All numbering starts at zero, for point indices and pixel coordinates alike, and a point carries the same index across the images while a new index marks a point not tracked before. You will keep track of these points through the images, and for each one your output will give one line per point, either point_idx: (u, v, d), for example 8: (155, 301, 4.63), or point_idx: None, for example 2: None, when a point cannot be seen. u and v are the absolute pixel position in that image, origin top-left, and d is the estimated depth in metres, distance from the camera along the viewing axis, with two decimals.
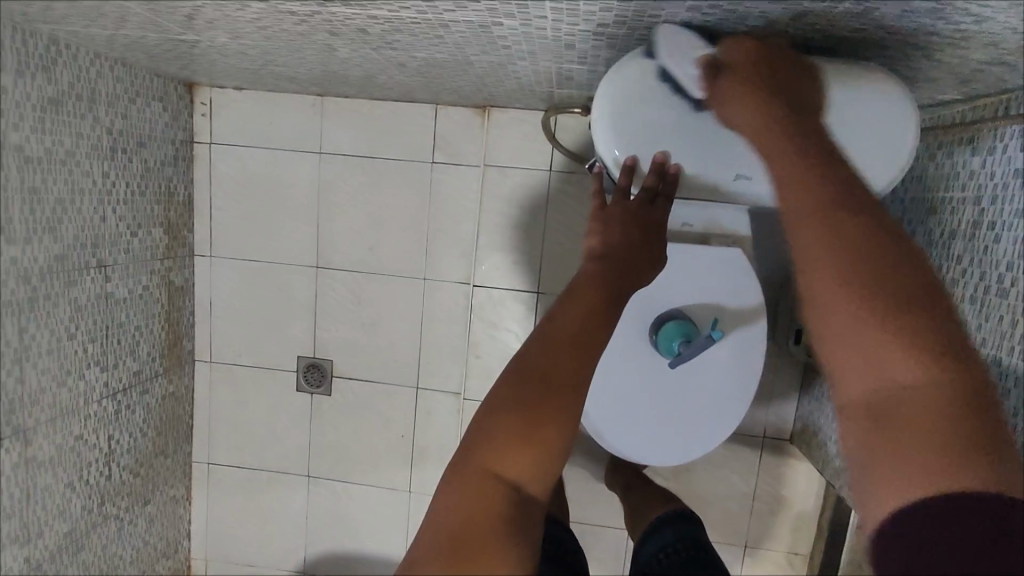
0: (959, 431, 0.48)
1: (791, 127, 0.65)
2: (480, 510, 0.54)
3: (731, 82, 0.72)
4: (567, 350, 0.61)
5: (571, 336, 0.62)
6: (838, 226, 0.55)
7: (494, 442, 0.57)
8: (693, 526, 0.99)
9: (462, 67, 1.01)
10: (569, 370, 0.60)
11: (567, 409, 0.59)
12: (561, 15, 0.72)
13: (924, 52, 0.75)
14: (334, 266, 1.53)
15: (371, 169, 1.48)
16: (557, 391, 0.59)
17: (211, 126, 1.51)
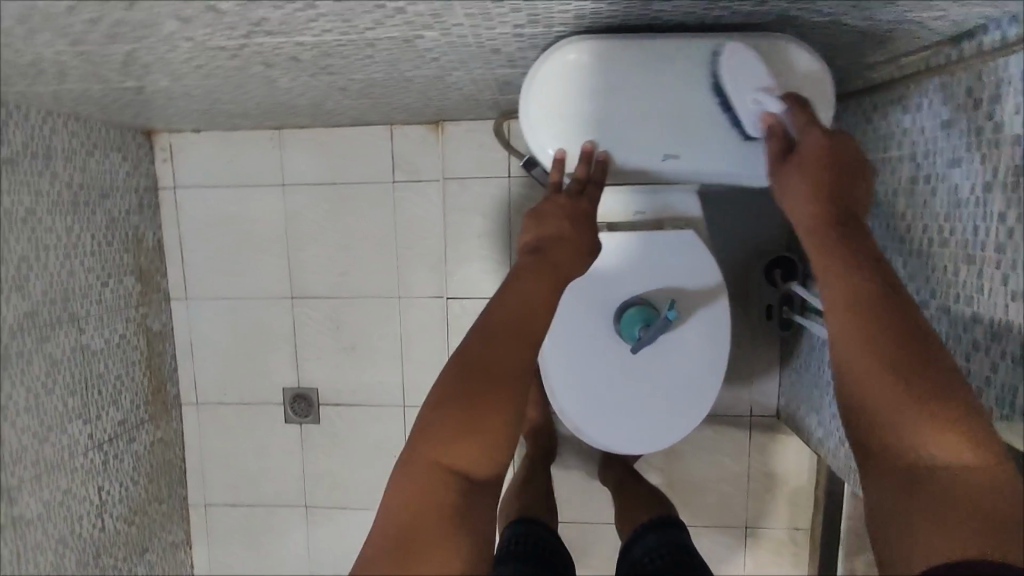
0: (992, 505, 0.60)
1: (838, 217, 0.77)
2: (430, 507, 0.56)
3: (802, 156, 0.79)
4: (505, 341, 0.62)
5: (509, 327, 0.63)
6: (879, 323, 0.69)
7: (439, 441, 0.58)
8: (676, 533, 0.94)
9: (401, 83, 1.03)
10: (510, 362, 0.61)
11: (509, 399, 0.60)
12: (476, 21, 0.74)
13: (830, 17, 0.76)
14: (309, 294, 1.54)
15: (334, 196, 1.50)
16: (502, 384, 0.60)
17: (174, 171, 1.53)
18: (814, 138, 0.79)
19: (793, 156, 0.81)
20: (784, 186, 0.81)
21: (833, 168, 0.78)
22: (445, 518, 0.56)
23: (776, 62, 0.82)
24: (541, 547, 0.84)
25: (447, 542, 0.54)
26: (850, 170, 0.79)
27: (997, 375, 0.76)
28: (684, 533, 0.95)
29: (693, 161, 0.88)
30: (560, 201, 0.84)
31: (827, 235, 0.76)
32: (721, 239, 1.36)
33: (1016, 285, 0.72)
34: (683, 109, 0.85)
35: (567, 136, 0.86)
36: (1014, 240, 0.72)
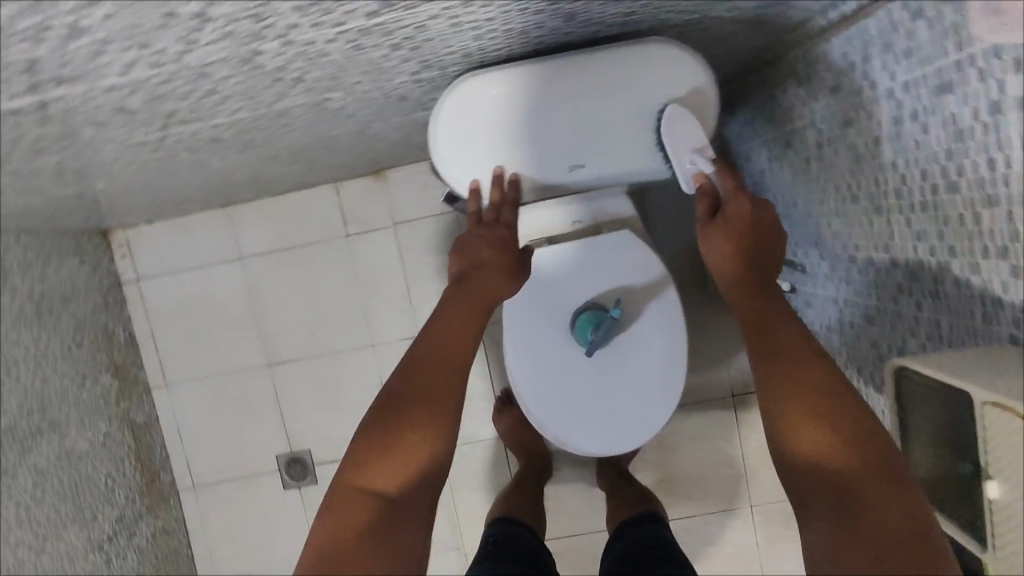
0: (923, 555, 0.52)
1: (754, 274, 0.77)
2: (356, 525, 0.59)
3: (729, 219, 0.78)
4: (427, 371, 0.71)
5: (431, 358, 0.73)
6: (793, 352, 0.68)
7: (368, 463, 0.64)
8: (657, 529, 0.97)
9: (327, 144, 1.08)
10: (429, 388, 0.70)
11: (431, 419, 0.68)
12: (373, 76, 0.78)
13: (702, 16, 0.81)
14: (285, 359, 1.57)
15: (293, 259, 1.54)
16: (425, 406, 0.69)
17: (134, 265, 1.57)
18: (739, 203, 0.78)
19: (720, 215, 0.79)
20: (706, 241, 0.80)
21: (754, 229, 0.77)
22: (369, 536, 0.58)
23: (652, 62, 0.83)
24: (519, 545, 0.85)
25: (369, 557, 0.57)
26: (770, 237, 0.78)
27: (922, 313, 0.80)
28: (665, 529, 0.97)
29: (599, 168, 0.91)
30: (480, 232, 0.87)
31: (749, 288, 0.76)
32: (666, 232, 1.41)
33: (920, 227, 0.77)
34: (592, 125, 0.86)
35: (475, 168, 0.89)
36: (911, 186, 0.77)
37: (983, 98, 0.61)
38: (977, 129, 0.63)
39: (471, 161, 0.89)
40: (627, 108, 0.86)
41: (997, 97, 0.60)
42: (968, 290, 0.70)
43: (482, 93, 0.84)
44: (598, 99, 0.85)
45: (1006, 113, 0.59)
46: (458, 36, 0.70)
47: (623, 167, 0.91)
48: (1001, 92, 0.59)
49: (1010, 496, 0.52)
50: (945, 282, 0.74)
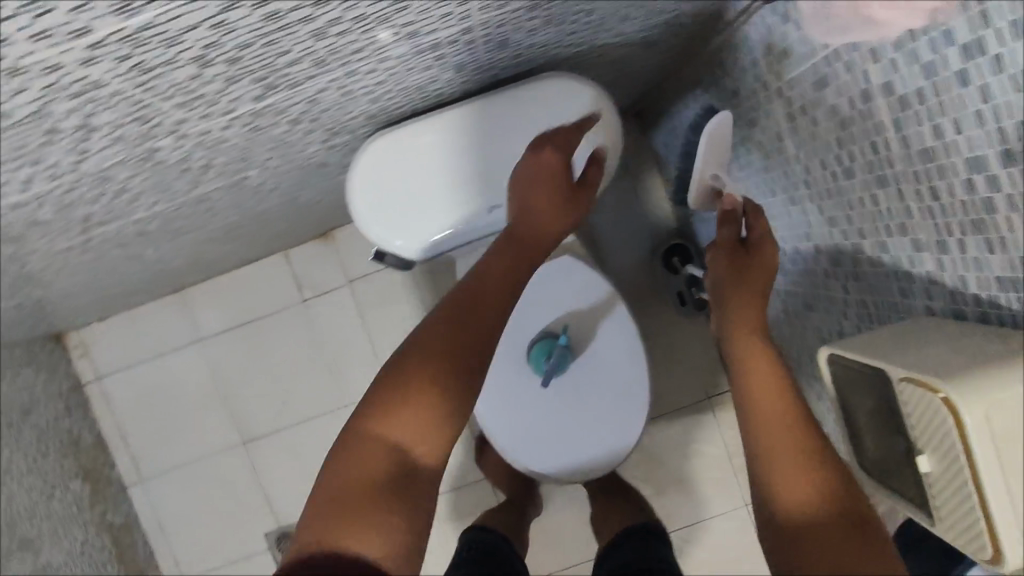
0: None
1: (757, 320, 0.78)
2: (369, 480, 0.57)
3: (756, 256, 0.79)
4: (459, 325, 0.67)
5: (467, 310, 0.69)
6: (779, 405, 0.69)
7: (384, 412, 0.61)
8: (654, 544, 0.95)
9: (260, 218, 1.09)
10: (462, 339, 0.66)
11: (461, 374, 0.65)
12: (284, 150, 0.80)
13: (593, 46, 0.85)
14: (259, 433, 1.54)
15: (253, 332, 1.53)
16: (457, 362, 0.65)
17: (93, 363, 1.55)
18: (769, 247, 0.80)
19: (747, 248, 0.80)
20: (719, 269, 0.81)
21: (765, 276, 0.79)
22: (384, 494, 0.57)
23: (549, 92, 0.83)
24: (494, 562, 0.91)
25: (384, 520, 0.55)
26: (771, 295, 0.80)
27: (850, 295, 0.82)
28: (660, 543, 0.95)
29: None
30: (534, 160, 0.79)
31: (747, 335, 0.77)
32: (614, 248, 1.43)
33: (831, 213, 0.79)
34: (496, 158, 0.84)
35: (395, 222, 0.86)
36: (816, 176, 0.79)
37: (853, 89, 0.65)
38: (856, 117, 0.66)
39: (391, 217, 0.86)
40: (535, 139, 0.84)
41: (865, 86, 0.63)
42: (881, 269, 0.72)
43: (391, 150, 0.84)
44: (507, 134, 0.84)
45: (876, 99, 0.62)
46: (355, 102, 0.73)
47: None
48: (868, 80, 0.62)
49: (941, 466, 0.54)
50: (862, 263, 0.76)
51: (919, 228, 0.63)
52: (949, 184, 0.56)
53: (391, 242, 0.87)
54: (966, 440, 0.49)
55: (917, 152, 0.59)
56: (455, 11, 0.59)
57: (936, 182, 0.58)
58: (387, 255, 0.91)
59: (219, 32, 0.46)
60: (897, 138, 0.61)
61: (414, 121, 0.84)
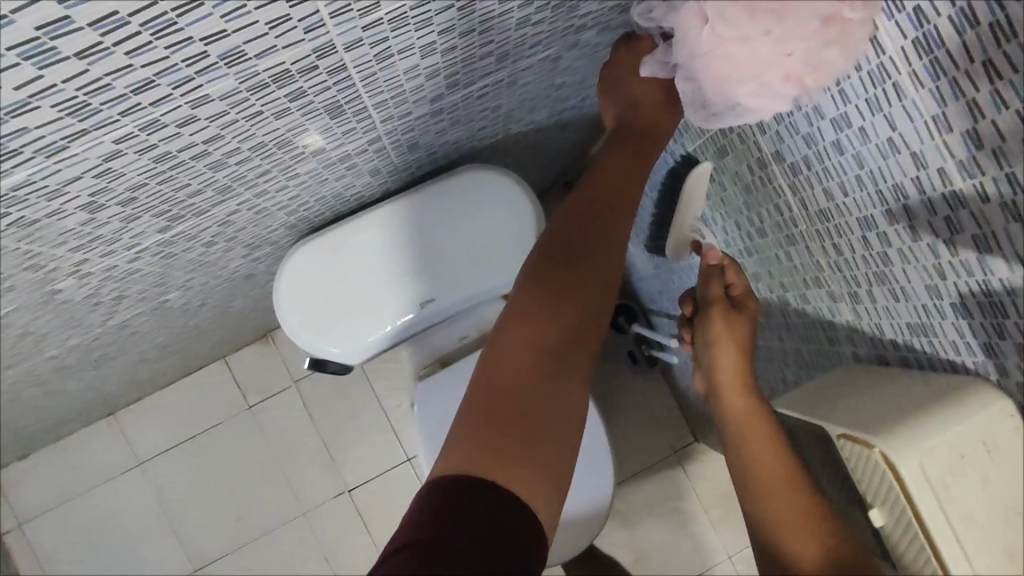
0: None
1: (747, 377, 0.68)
2: (516, 411, 0.53)
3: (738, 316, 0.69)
4: (587, 231, 0.63)
5: (593, 212, 0.64)
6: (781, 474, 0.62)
7: (525, 336, 0.57)
8: None
9: (189, 335, 1.04)
10: (593, 247, 0.62)
11: (597, 283, 0.61)
12: (203, 270, 0.78)
13: (507, 135, 0.88)
14: (211, 558, 1.42)
15: (197, 449, 1.44)
16: (588, 271, 0.61)
17: (17, 508, 1.41)
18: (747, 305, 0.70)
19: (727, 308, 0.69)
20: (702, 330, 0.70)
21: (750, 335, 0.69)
22: (537, 421, 0.54)
23: (467, 184, 0.84)
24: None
25: (538, 457, 0.52)
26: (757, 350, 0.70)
27: (783, 344, 0.84)
28: None
29: (451, 295, 0.85)
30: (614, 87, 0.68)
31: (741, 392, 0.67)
32: None
33: (753, 268, 0.82)
34: (414, 252, 0.83)
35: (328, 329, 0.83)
36: (732, 236, 0.83)
37: (749, 157, 0.69)
38: (756, 181, 0.70)
39: (321, 325, 0.84)
40: (460, 230, 0.84)
41: (759, 154, 0.67)
42: (806, 319, 0.74)
43: (316, 256, 0.83)
44: (431, 229, 0.84)
45: (770, 166, 0.66)
46: (272, 217, 0.72)
47: (475, 287, 0.85)
48: (760, 148, 0.66)
49: (891, 518, 0.53)
50: (789, 314, 0.78)
51: (831, 281, 0.65)
52: (849, 240, 0.59)
53: (324, 349, 0.84)
54: (906, 493, 0.49)
55: (815, 212, 0.62)
56: (356, 127, 0.60)
57: (837, 239, 0.61)
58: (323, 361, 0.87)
59: (107, 179, 0.46)
60: (795, 200, 0.64)
61: (338, 225, 0.83)
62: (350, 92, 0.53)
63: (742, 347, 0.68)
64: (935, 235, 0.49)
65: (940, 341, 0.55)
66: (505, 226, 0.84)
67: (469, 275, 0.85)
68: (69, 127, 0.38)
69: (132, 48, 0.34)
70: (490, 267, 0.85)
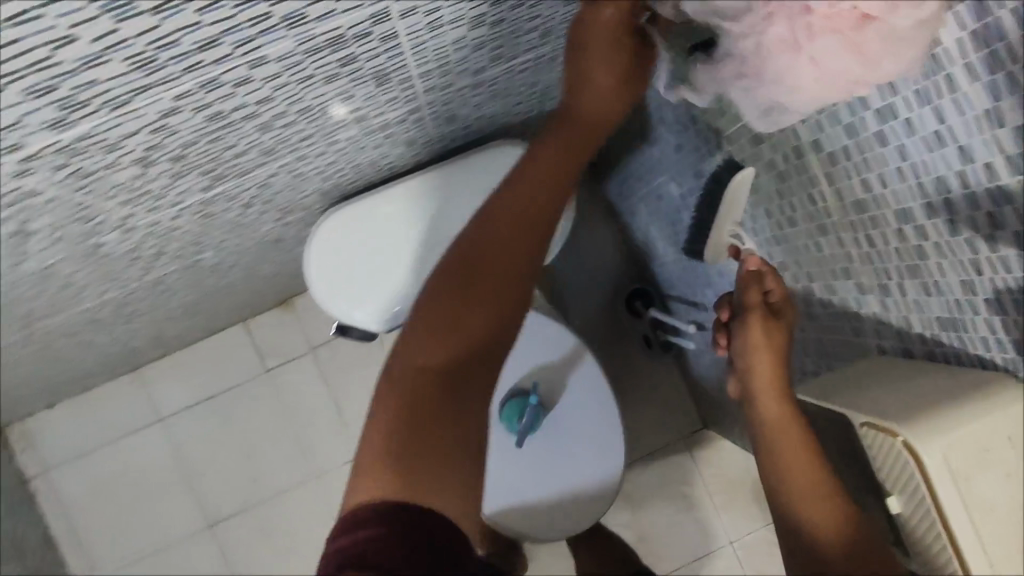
0: None
1: (782, 387, 0.67)
2: (424, 431, 0.51)
3: (776, 325, 0.66)
4: (496, 236, 0.61)
5: (511, 215, 0.62)
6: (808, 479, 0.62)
7: (421, 350, 0.55)
8: None
9: (217, 295, 1.06)
10: (500, 253, 0.60)
11: (502, 288, 0.60)
12: (237, 231, 0.79)
13: (541, 113, 0.88)
14: (224, 515, 1.46)
15: (216, 408, 1.48)
16: (495, 278, 0.59)
17: (41, 455, 1.45)
18: (787, 313, 0.67)
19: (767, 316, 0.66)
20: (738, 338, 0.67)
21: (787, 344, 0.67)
22: (442, 432, 0.52)
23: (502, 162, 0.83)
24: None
25: (445, 473, 0.50)
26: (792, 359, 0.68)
27: (804, 335, 0.84)
28: None
29: None
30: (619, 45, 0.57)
31: (775, 401, 0.66)
32: (578, 299, 1.44)
33: (780, 258, 0.82)
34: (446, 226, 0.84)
35: (356, 294, 0.85)
36: (761, 224, 0.83)
37: (787, 146, 0.68)
38: (792, 170, 0.70)
39: (349, 292, 0.85)
40: None
41: (796, 143, 0.66)
42: (831, 310, 0.75)
43: (349, 223, 0.84)
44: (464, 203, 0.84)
45: (808, 155, 0.66)
46: (310, 182, 0.73)
47: None
48: (799, 137, 0.65)
49: (910, 506, 0.54)
50: (813, 305, 0.79)
51: (861, 273, 0.66)
52: (883, 233, 0.59)
53: (350, 314, 0.86)
54: (929, 481, 0.50)
55: (851, 204, 0.62)
56: (399, 96, 0.61)
57: (872, 231, 0.61)
58: (349, 328, 0.89)
59: (161, 135, 0.47)
60: (831, 190, 0.64)
61: (372, 195, 0.84)
62: (398, 60, 0.53)
63: (778, 357, 0.66)
64: (975, 230, 0.49)
65: (969, 337, 0.56)
66: None
67: None
68: (136, 81, 0.39)
69: (202, 6, 0.35)
70: None
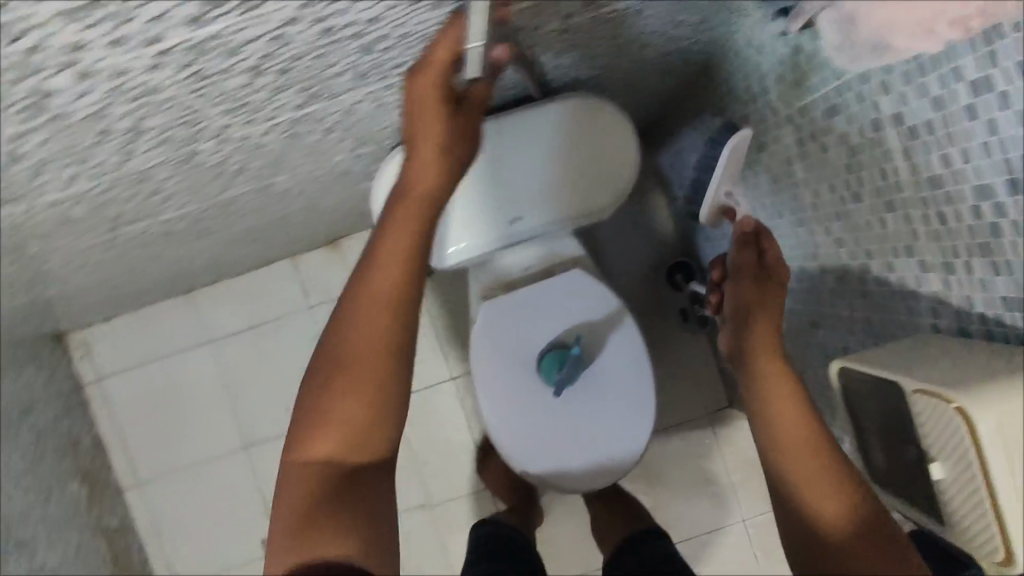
0: None
1: (773, 338, 0.76)
2: (316, 515, 0.54)
3: (766, 280, 0.77)
4: (358, 317, 0.59)
5: (371, 294, 0.60)
6: (805, 439, 0.67)
7: (309, 440, 0.58)
8: (648, 546, 1.03)
9: (278, 223, 1.10)
10: (361, 333, 0.59)
11: (369, 363, 0.59)
12: (311, 157, 0.82)
13: (611, 70, 0.88)
14: (259, 439, 1.54)
15: (259, 337, 1.54)
16: (356, 363, 0.59)
17: (95, 364, 1.54)
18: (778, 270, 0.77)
19: (759, 271, 0.77)
20: (734, 292, 0.78)
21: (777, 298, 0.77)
22: (333, 510, 0.54)
23: (572, 118, 0.86)
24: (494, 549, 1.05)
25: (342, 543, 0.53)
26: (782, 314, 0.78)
27: (853, 314, 0.85)
28: (642, 547, 1.03)
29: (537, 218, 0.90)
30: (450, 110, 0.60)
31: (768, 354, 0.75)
32: (619, 266, 1.45)
33: (839, 234, 0.82)
34: (512, 173, 0.87)
35: None
36: (822, 199, 0.83)
37: (865, 118, 0.68)
38: (866, 144, 0.70)
39: None
40: (557, 160, 0.87)
41: (875, 115, 0.66)
42: (887, 288, 0.75)
43: None
44: (531, 153, 0.86)
45: (885, 128, 0.66)
46: (389, 112, 0.76)
47: (562, 216, 0.91)
48: (879, 110, 0.65)
49: (954, 472, 0.56)
50: (868, 283, 0.79)
51: (926, 250, 0.66)
52: (957, 210, 0.59)
53: None
54: (978, 447, 0.51)
55: (926, 179, 0.62)
56: None
57: (945, 208, 0.61)
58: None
59: (277, 45, 0.50)
60: (907, 165, 0.64)
61: None
62: None
63: (769, 309, 0.76)
64: None
65: None
66: (600, 161, 0.89)
67: (558, 201, 0.90)
68: None
69: None
70: (579, 197, 0.90)
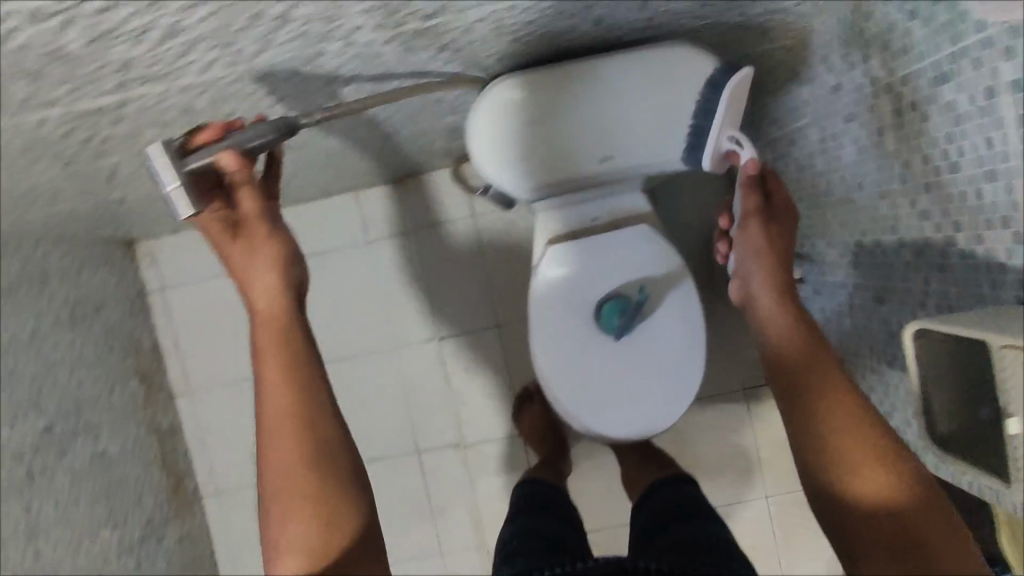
0: None
1: (783, 279, 0.86)
2: None
3: (769, 223, 0.88)
4: (281, 445, 0.65)
5: (281, 421, 0.66)
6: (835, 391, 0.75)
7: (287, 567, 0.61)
8: (678, 485, 1.04)
9: (359, 148, 1.13)
10: (288, 452, 0.65)
11: (299, 477, 0.64)
12: (414, 77, 0.84)
13: (712, 23, 0.88)
14: None
15: (316, 265, 1.58)
16: (288, 487, 0.64)
17: (158, 274, 1.60)
18: (785, 212, 0.89)
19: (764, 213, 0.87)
20: (743, 236, 0.88)
21: (782, 241, 0.88)
22: None
23: (679, 67, 0.88)
24: (535, 503, 1.09)
25: None
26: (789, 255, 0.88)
27: (929, 287, 0.86)
28: (680, 486, 1.04)
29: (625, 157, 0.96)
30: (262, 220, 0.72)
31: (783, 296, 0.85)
32: (677, 233, 1.46)
33: (926, 206, 0.83)
34: (613, 115, 0.91)
35: (511, 159, 0.93)
36: (912, 171, 0.83)
37: (976, 86, 0.68)
38: (972, 113, 0.70)
39: (505, 157, 0.93)
40: (658, 105, 0.90)
41: (988, 83, 0.66)
42: (972, 260, 0.76)
43: (522, 92, 0.88)
44: (632, 97, 0.90)
45: (999, 97, 0.66)
46: (498, 36, 0.77)
47: (650, 158, 0.97)
48: (994, 78, 0.65)
49: None
50: (951, 256, 0.80)
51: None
52: None
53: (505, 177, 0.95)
54: None
55: None
56: None
57: None
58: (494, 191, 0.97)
59: None
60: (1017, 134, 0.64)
61: (550, 70, 0.88)
62: None
63: (776, 249, 0.87)
64: None
65: None
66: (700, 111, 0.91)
67: (650, 147, 0.95)
68: None
69: None
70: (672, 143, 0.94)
